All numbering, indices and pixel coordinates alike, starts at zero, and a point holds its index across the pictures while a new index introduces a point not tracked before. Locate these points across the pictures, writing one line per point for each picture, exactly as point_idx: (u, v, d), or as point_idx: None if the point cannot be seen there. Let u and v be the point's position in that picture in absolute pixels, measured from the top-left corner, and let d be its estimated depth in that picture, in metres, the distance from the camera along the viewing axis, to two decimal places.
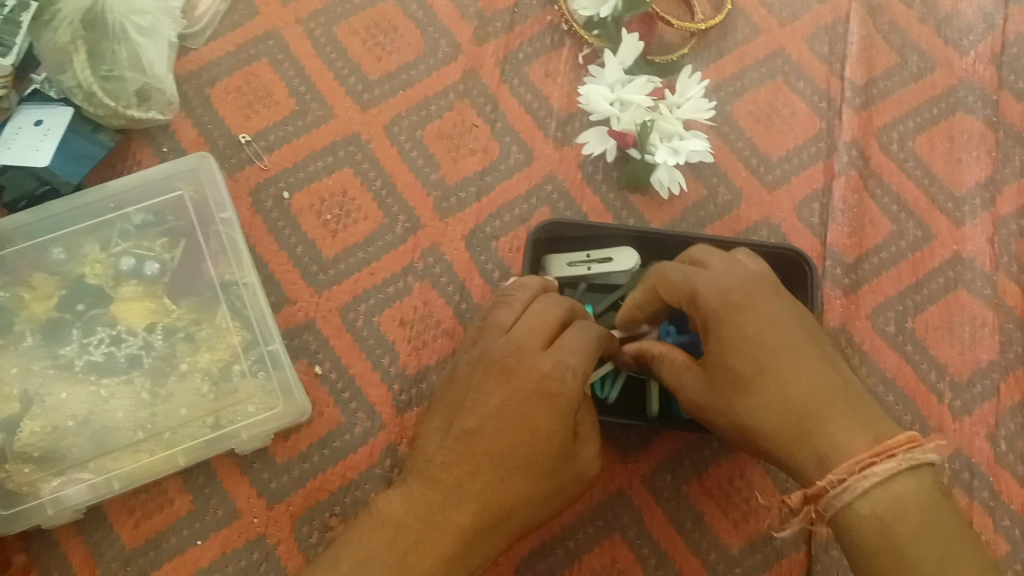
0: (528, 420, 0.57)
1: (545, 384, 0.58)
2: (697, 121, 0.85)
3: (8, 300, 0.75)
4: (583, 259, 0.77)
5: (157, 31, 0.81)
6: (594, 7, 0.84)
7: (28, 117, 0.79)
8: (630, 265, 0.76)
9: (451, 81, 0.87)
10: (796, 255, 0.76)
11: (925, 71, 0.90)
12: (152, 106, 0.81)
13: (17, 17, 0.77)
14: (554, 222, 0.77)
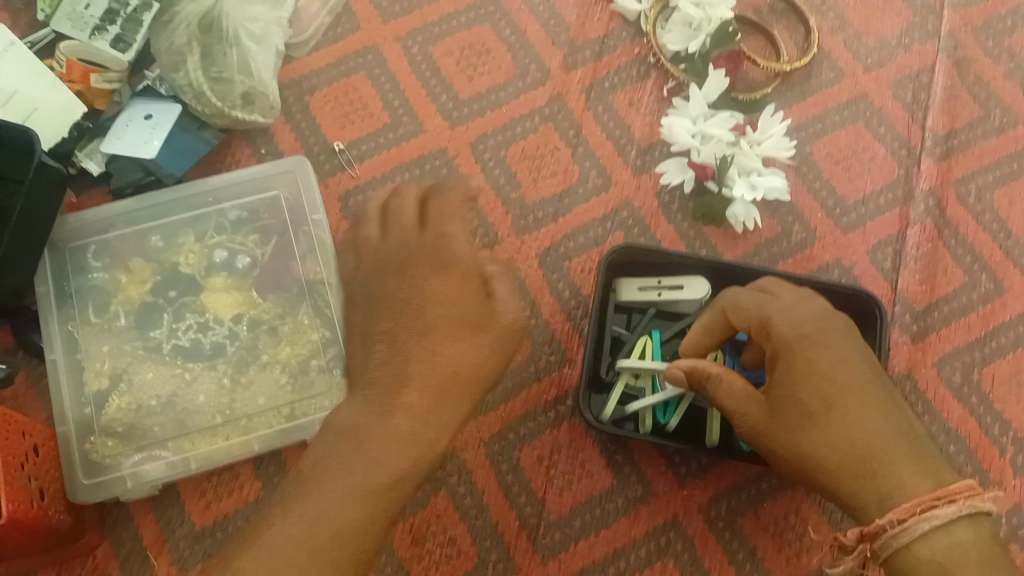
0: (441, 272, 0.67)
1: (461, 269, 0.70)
2: (776, 159, 0.87)
3: (108, 282, 0.81)
4: (653, 285, 0.79)
5: (267, 40, 0.86)
6: (684, 41, 0.89)
7: (139, 110, 0.84)
8: (699, 294, 0.78)
9: (537, 105, 0.90)
10: (868, 298, 0.76)
11: (1008, 126, 0.90)
12: (255, 109, 0.85)
13: (139, 16, 0.84)
14: (627, 248, 0.78)
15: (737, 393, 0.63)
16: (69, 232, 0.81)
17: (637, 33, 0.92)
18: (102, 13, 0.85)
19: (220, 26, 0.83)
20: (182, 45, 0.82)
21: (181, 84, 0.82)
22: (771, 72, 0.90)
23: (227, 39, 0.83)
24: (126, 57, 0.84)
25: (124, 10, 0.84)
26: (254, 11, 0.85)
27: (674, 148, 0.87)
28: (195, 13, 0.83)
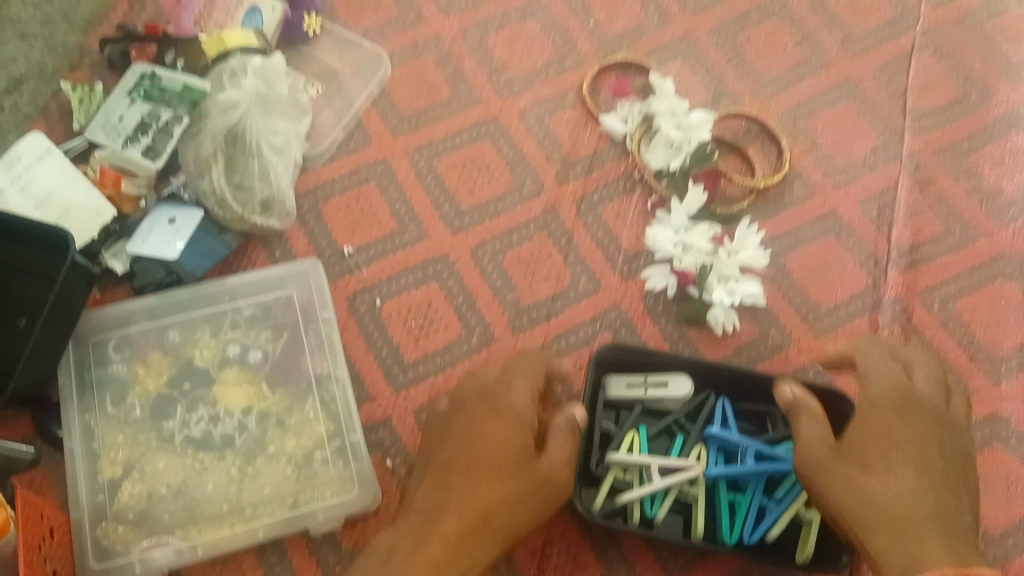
0: (486, 435, 0.72)
1: (499, 414, 0.74)
2: (753, 269, 0.94)
3: (127, 375, 0.86)
4: (640, 382, 0.84)
5: (285, 151, 0.94)
6: (666, 159, 0.97)
7: (163, 214, 0.90)
8: (683, 392, 0.83)
9: (532, 215, 0.97)
10: (838, 394, 0.82)
11: (968, 239, 0.97)
12: (273, 215, 0.92)
13: (171, 128, 0.92)
14: (618, 346, 0.83)
15: (816, 434, 0.72)
16: (94, 326, 0.86)
17: (624, 151, 1.00)
18: (134, 125, 0.92)
19: (243, 140, 0.91)
20: (208, 155, 0.90)
21: (205, 191, 0.90)
22: (747, 189, 0.99)
23: (249, 151, 0.91)
24: (156, 164, 0.91)
25: (157, 123, 0.92)
26: (275, 126, 0.93)
27: (658, 256, 0.94)
28: (221, 127, 0.90)
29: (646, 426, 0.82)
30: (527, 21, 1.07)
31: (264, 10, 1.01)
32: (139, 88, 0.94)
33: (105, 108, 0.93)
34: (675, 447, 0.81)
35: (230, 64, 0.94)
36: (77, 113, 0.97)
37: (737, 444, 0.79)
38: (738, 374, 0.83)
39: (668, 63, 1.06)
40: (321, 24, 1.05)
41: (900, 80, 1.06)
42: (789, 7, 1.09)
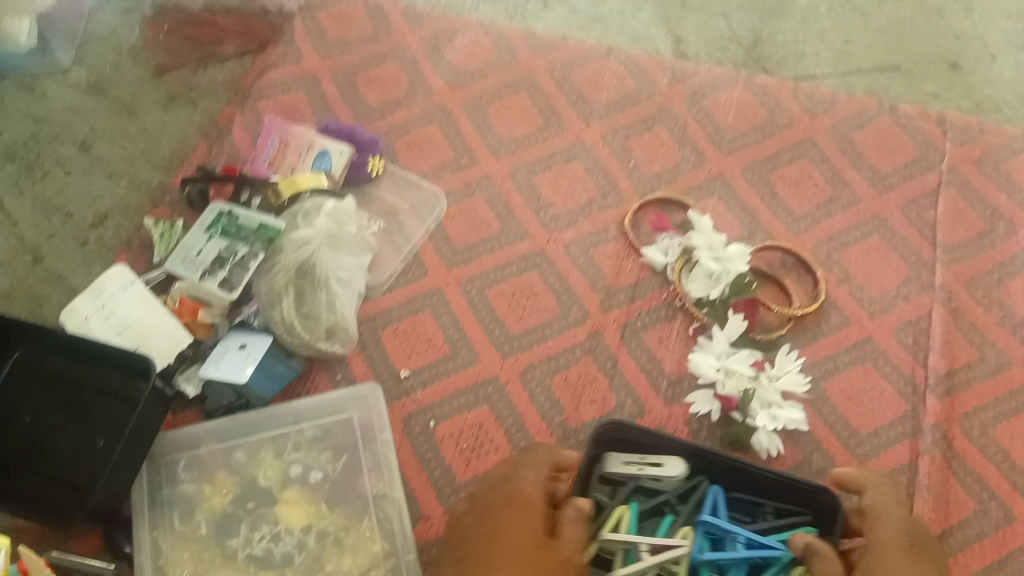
0: (499, 528, 0.79)
1: (514, 502, 0.81)
2: (793, 395, 0.97)
3: (195, 492, 0.90)
4: (636, 462, 0.88)
5: (350, 285, 1.00)
6: (706, 289, 1.01)
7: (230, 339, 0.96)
8: (677, 474, 0.86)
9: (579, 340, 1.02)
10: (820, 490, 0.84)
11: (1003, 366, 1.01)
12: (336, 341, 0.98)
13: (246, 262, 0.99)
14: (616, 424, 0.87)
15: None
16: (167, 445, 0.91)
17: (665, 281, 1.06)
18: (211, 258, 1.00)
19: (313, 274, 0.97)
20: (280, 287, 0.97)
21: (276, 320, 0.96)
22: (786, 317, 1.03)
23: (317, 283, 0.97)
24: (233, 294, 0.98)
25: (233, 257, 1.00)
26: (342, 261, 1.00)
27: (700, 380, 0.97)
28: (293, 262, 0.97)
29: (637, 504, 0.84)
30: (571, 162, 1.16)
31: (333, 151, 1.11)
32: (217, 225, 1.02)
33: (184, 243, 1.02)
34: (663, 525, 0.83)
35: (304, 206, 1.02)
36: (157, 246, 1.05)
37: (726, 531, 0.81)
38: (733, 463, 0.85)
39: (704, 200, 1.13)
40: (382, 163, 1.14)
41: (928, 215, 1.12)
42: (817, 148, 1.17)
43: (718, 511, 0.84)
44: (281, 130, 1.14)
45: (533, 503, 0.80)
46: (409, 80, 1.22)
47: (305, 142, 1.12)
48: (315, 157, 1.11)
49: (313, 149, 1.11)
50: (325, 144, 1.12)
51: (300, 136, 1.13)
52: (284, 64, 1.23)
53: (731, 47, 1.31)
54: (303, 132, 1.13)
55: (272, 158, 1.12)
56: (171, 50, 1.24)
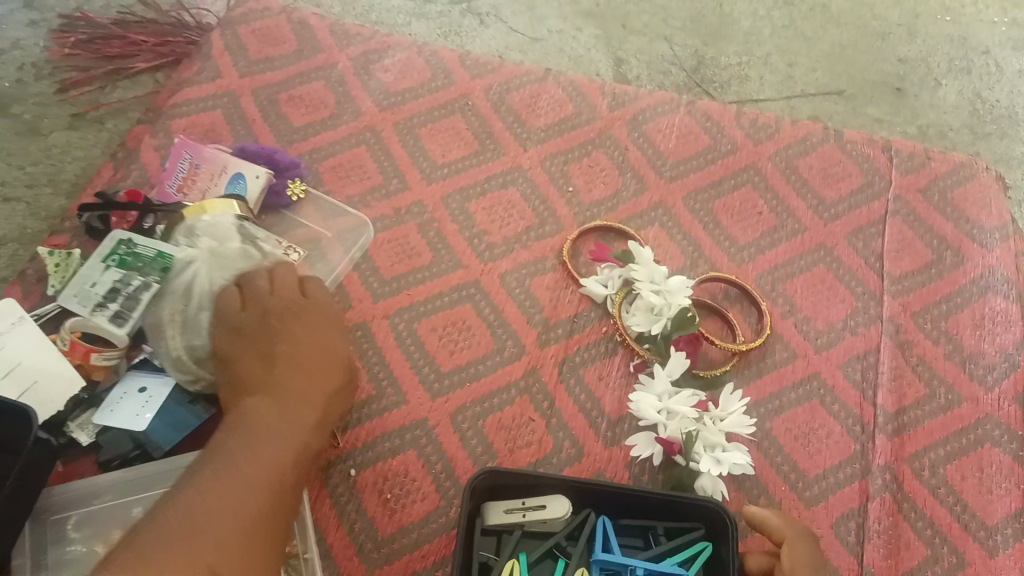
0: (315, 344, 0.85)
1: (322, 320, 0.88)
2: (738, 435, 0.92)
3: (87, 554, 0.81)
4: (519, 506, 0.83)
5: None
6: (648, 324, 0.95)
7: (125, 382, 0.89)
8: (563, 513, 0.82)
9: (514, 377, 0.96)
10: (716, 506, 0.81)
11: (953, 401, 0.97)
12: None
13: (138, 295, 0.91)
14: (491, 471, 0.82)
15: None
16: (56, 502, 0.82)
17: (604, 314, 1.01)
18: (105, 291, 0.91)
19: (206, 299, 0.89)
20: (170, 318, 0.89)
21: (166, 357, 0.88)
22: (729, 351, 0.98)
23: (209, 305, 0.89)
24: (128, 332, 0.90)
25: (126, 289, 0.91)
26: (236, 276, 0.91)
27: (640, 421, 0.91)
28: (179, 289, 0.90)
29: (527, 554, 0.81)
30: (508, 188, 1.10)
31: (249, 176, 1.01)
32: (115, 255, 0.93)
33: (79, 274, 0.93)
34: (558, 572, 0.81)
35: (194, 225, 0.94)
36: (52, 278, 0.96)
37: (623, 565, 0.79)
38: (614, 492, 0.82)
39: (645, 229, 1.08)
40: (304, 186, 1.06)
41: (874, 245, 1.08)
42: (761, 174, 1.13)
43: (611, 545, 0.82)
44: (193, 151, 1.04)
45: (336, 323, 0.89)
46: (337, 101, 1.15)
47: (218, 165, 1.02)
48: (228, 183, 1.01)
49: (227, 174, 1.02)
50: (240, 167, 1.02)
51: (213, 158, 1.03)
52: (201, 82, 1.16)
53: (673, 70, 1.27)
54: (216, 154, 1.03)
55: (182, 181, 1.03)
56: (81, 67, 1.17)
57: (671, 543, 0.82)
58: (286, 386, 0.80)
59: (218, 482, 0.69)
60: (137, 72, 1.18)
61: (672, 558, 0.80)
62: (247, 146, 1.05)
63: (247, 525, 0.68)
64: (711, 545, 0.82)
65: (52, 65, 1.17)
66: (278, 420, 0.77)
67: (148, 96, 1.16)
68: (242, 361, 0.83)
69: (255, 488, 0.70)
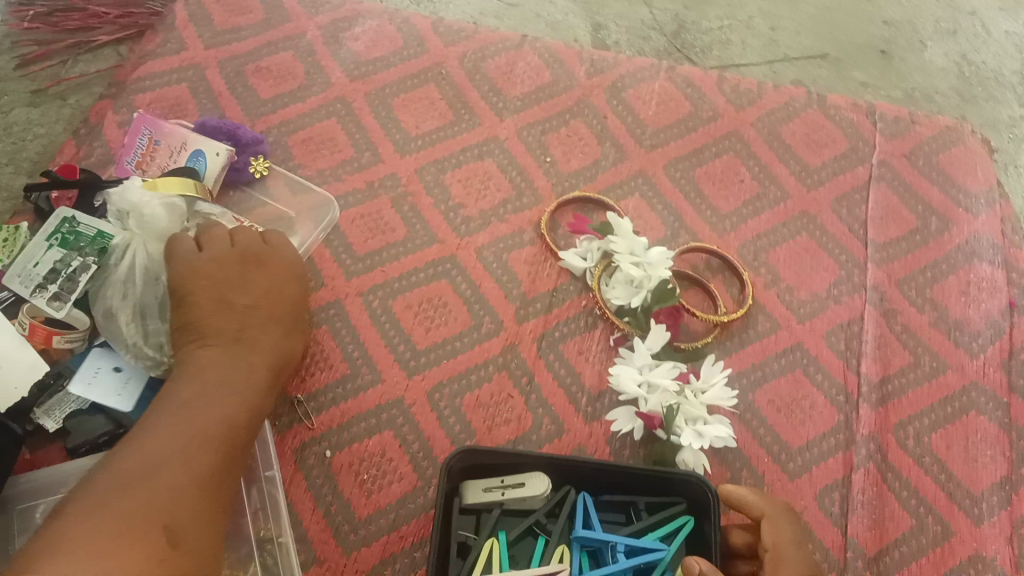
0: (273, 300, 0.85)
1: (282, 274, 0.87)
2: (720, 408, 0.90)
3: None
4: (497, 485, 0.81)
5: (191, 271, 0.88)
6: (627, 296, 0.93)
7: (90, 364, 0.86)
8: (543, 491, 0.81)
9: (492, 353, 0.94)
10: (699, 480, 0.80)
11: (938, 370, 0.96)
12: None
13: (78, 277, 0.86)
14: (468, 451, 0.80)
15: None
16: (22, 491, 0.80)
17: (583, 288, 0.99)
18: (45, 271, 0.86)
19: (153, 275, 0.87)
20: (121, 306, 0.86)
21: (116, 341, 0.86)
22: (711, 323, 0.96)
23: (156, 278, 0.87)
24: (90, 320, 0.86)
25: (66, 270, 0.86)
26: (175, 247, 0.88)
27: (621, 397, 0.89)
28: (125, 272, 0.87)
29: (506, 533, 0.80)
30: (484, 159, 1.07)
31: (208, 152, 0.98)
32: (57, 233, 0.88)
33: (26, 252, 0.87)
34: (537, 551, 0.80)
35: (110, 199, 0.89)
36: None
37: (604, 543, 0.78)
38: (594, 468, 0.80)
39: (625, 199, 1.05)
40: (268, 164, 1.04)
41: (858, 212, 1.06)
42: (743, 141, 1.10)
43: (591, 522, 0.80)
44: (152, 125, 1.00)
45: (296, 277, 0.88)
46: (306, 72, 1.12)
47: (177, 142, 0.99)
48: (188, 160, 0.98)
49: (186, 150, 0.99)
50: (199, 144, 0.99)
51: (171, 134, 0.99)
52: (165, 55, 1.12)
53: (654, 35, 1.24)
54: (174, 130, 0.99)
55: (141, 158, 1.00)
56: (41, 40, 1.13)
57: (653, 519, 0.81)
58: (240, 339, 0.80)
59: (162, 430, 0.69)
60: (99, 45, 1.14)
61: (653, 534, 0.79)
62: (208, 122, 1.02)
63: (204, 477, 0.67)
64: (694, 519, 0.81)
65: (11, 39, 1.13)
66: (229, 372, 0.77)
67: (111, 69, 1.12)
68: (197, 308, 0.82)
69: (200, 435, 0.70)
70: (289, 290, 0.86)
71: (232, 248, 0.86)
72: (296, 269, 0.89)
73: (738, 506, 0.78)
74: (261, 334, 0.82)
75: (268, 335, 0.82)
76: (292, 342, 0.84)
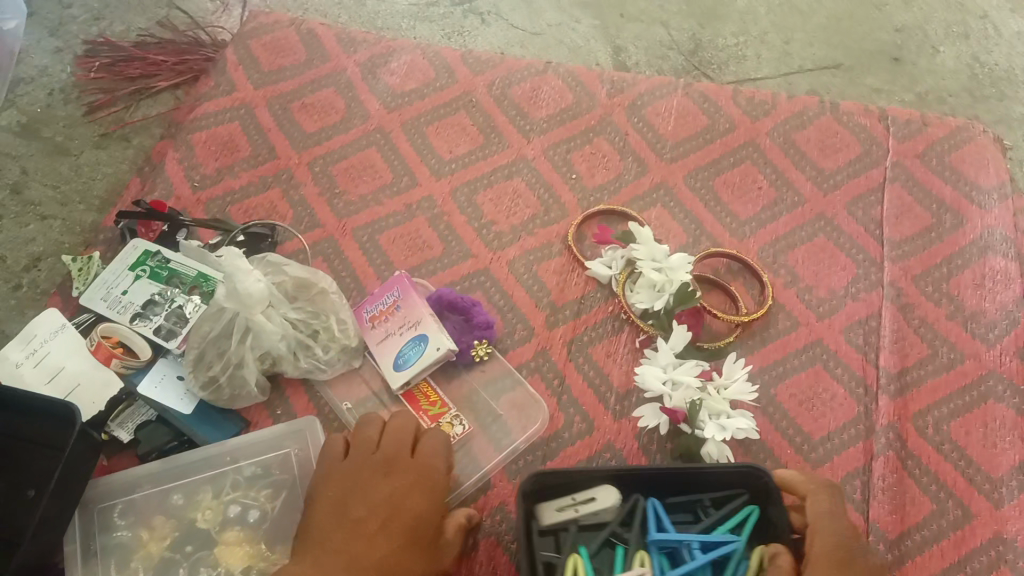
0: (394, 502, 0.77)
1: (420, 475, 0.79)
2: (742, 402, 0.95)
3: (132, 539, 0.86)
4: (570, 504, 0.86)
5: (278, 342, 0.92)
6: (650, 300, 0.99)
7: (156, 372, 0.95)
8: (612, 503, 0.86)
9: (525, 358, 1.00)
10: (755, 469, 0.84)
11: (956, 360, 0.99)
12: (225, 397, 0.93)
13: (160, 300, 1.00)
14: (539, 474, 0.85)
15: None
16: (101, 492, 0.88)
17: (610, 294, 1.05)
18: (127, 295, 1.00)
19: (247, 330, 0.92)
20: (203, 333, 0.93)
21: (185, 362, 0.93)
22: (732, 324, 1.01)
23: (241, 334, 0.92)
24: (169, 344, 0.96)
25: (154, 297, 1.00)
26: (274, 321, 0.92)
27: (647, 393, 0.95)
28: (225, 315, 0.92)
29: (586, 544, 0.83)
30: (513, 178, 1.14)
31: (430, 344, 0.94)
32: (145, 266, 1.02)
33: (103, 277, 1.02)
34: (619, 558, 0.81)
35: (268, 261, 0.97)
36: (75, 281, 1.03)
37: (678, 541, 0.81)
38: (657, 473, 0.85)
39: (648, 210, 1.11)
40: (489, 347, 0.99)
41: (873, 212, 1.10)
42: (759, 150, 1.16)
43: (662, 523, 0.84)
44: (403, 291, 0.97)
45: (426, 478, 0.80)
46: (345, 105, 1.21)
47: (413, 318, 0.96)
48: (410, 343, 0.95)
49: (415, 331, 0.95)
50: (427, 332, 0.94)
51: (415, 308, 0.96)
52: (217, 95, 1.21)
53: (672, 55, 1.30)
54: (421, 307, 0.96)
55: (378, 313, 0.98)
56: (105, 88, 1.24)
57: (719, 514, 0.84)
58: (346, 543, 0.73)
59: None
60: (157, 90, 1.24)
61: (723, 528, 0.83)
62: (446, 296, 0.99)
63: None
64: (759, 508, 0.85)
65: (79, 90, 1.24)
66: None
67: (169, 113, 1.22)
68: (321, 511, 0.77)
69: None
70: (412, 503, 0.77)
71: (378, 450, 0.82)
72: (429, 479, 0.80)
73: (790, 488, 0.85)
74: (361, 549, 0.73)
75: (371, 548, 0.73)
76: (396, 558, 0.73)
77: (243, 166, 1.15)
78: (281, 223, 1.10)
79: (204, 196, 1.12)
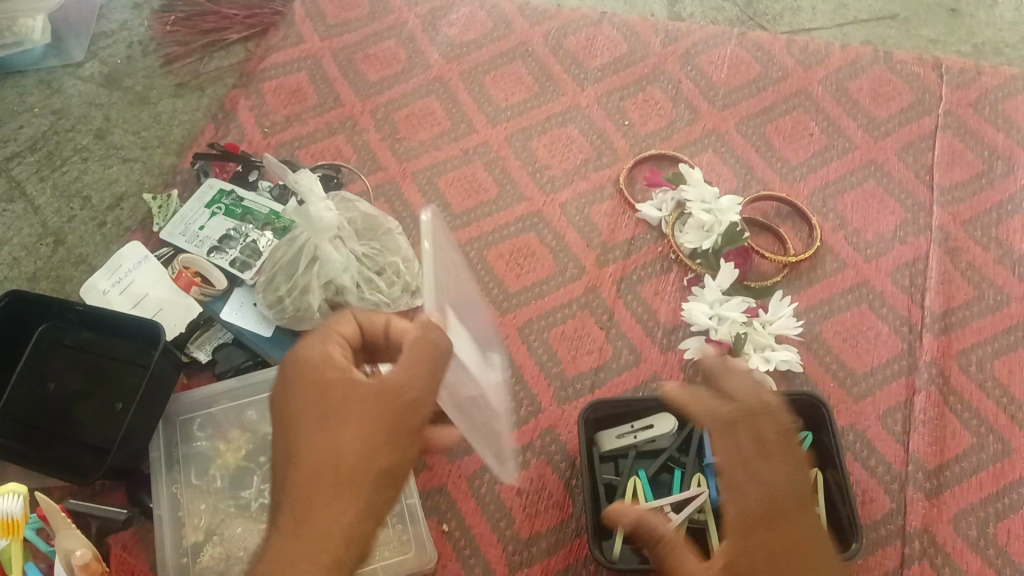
0: (296, 404, 0.63)
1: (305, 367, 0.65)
2: (787, 337, 0.98)
3: (210, 449, 0.94)
4: (629, 431, 0.90)
5: (341, 273, 0.97)
6: (699, 241, 1.02)
7: (236, 299, 1.02)
8: (670, 430, 0.90)
9: (576, 294, 1.04)
10: (812, 398, 0.88)
11: (1002, 303, 1.01)
12: (290, 319, 0.98)
13: (236, 237, 1.06)
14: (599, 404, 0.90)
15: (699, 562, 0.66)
16: (182, 406, 0.95)
17: (659, 236, 1.08)
18: (205, 230, 1.07)
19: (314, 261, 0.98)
20: (276, 263, 1.00)
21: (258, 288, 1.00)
22: (780, 264, 1.04)
23: (309, 261, 0.98)
24: (243, 274, 1.03)
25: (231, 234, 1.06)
26: (340, 251, 0.97)
27: (693, 327, 0.98)
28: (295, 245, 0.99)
29: (644, 468, 0.88)
30: (567, 125, 1.18)
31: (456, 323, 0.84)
32: (220, 204, 1.09)
33: (182, 214, 1.09)
34: (676, 480, 0.88)
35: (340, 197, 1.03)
36: (156, 217, 1.11)
37: None
38: None
39: (699, 154, 1.14)
40: None
41: (924, 158, 1.12)
42: (811, 99, 1.17)
43: None
44: None
45: (311, 363, 0.65)
46: (407, 56, 1.25)
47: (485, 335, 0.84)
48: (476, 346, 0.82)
49: None
50: None
51: None
52: (286, 47, 1.27)
53: (726, 6, 1.31)
54: None
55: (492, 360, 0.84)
56: (180, 41, 1.30)
57: None
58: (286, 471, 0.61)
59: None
60: (229, 42, 1.30)
61: None
62: None
63: None
64: (812, 434, 0.89)
65: (156, 42, 1.30)
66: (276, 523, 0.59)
67: (240, 63, 1.28)
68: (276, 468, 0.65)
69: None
70: (303, 390, 0.63)
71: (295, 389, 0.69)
72: (310, 361, 0.65)
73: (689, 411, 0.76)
74: (295, 459, 0.61)
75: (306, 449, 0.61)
76: (330, 444, 0.61)
77: (311, 113, 1.21)
78: (346, 166, 1.15)
79: (275, 140, 1.19)
